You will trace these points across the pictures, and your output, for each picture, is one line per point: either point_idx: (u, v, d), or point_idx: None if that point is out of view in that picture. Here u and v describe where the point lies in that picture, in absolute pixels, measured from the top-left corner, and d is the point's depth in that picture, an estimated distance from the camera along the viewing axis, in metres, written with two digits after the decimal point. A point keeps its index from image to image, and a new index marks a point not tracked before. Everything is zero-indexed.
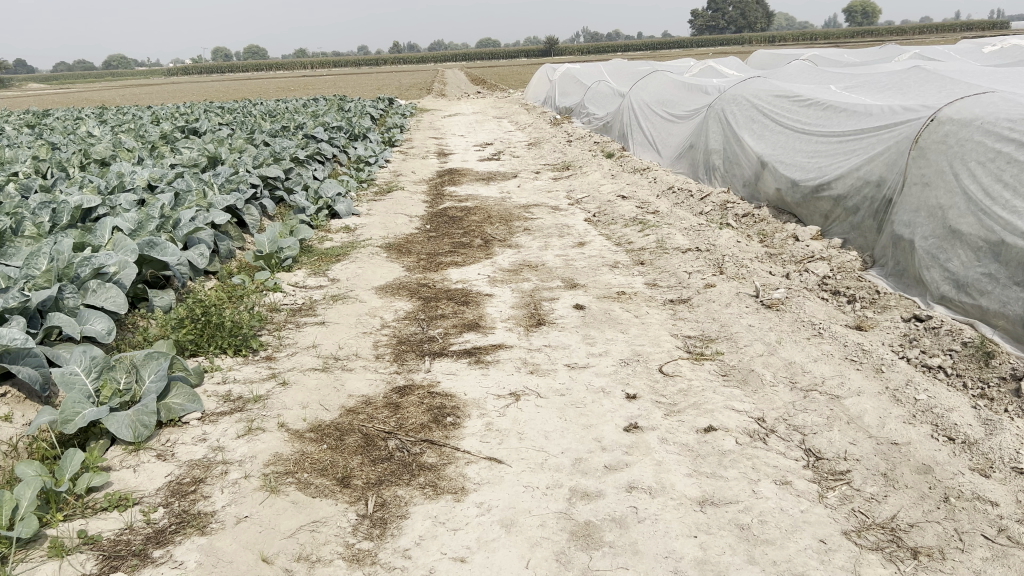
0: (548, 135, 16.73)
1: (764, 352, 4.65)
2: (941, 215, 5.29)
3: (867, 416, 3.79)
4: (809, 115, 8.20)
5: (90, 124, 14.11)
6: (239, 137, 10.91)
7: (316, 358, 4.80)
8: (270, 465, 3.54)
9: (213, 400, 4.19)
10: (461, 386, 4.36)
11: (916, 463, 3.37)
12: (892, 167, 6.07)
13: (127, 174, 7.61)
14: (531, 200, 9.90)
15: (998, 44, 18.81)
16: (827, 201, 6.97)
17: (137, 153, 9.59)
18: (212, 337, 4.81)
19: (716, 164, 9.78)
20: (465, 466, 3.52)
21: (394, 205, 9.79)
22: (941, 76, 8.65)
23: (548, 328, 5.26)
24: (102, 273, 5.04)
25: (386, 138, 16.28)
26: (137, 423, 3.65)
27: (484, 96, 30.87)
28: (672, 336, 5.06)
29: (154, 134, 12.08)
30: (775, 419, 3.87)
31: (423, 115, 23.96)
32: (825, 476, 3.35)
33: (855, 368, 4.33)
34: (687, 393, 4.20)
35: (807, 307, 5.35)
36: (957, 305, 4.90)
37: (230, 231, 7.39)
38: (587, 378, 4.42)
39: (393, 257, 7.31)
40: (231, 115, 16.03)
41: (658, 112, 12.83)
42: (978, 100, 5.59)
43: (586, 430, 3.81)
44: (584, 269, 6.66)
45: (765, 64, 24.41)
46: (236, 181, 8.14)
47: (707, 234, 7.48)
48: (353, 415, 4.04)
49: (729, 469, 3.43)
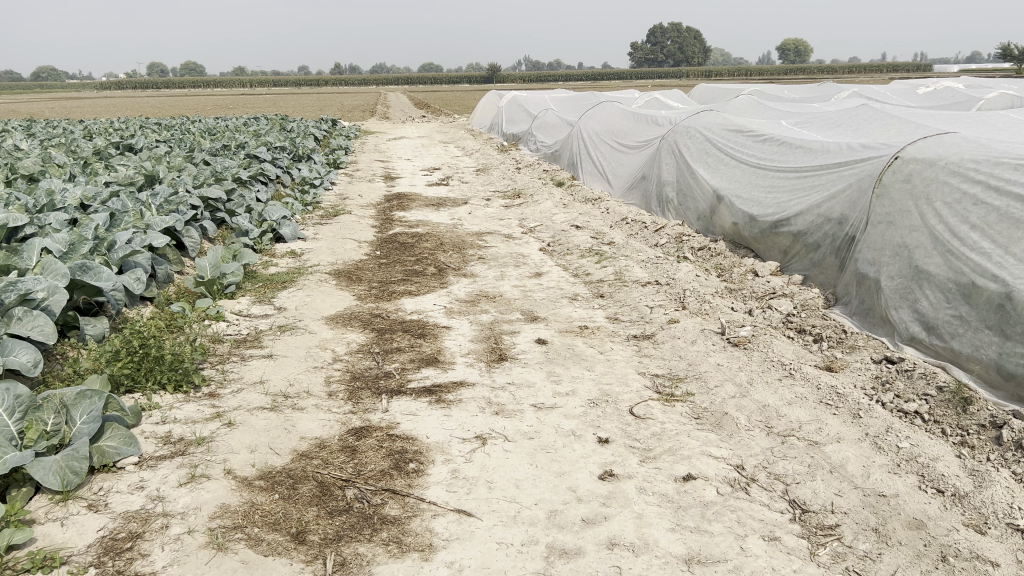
0: (496, 162, 16.60)
1: (735, 394, 4.49)
2: (907, 254, 5.24)
3: (850, 465, 3.65)
4: (764, 150, 8.19)
5: (18, 136, 13.47)
6: (179, 155, 10.49)
7: (264, 396, 4.47)
8: (216, 518, 3.22)
9: (151, 442, 3.83)
10: (422, 428, 4.08)
11: (906, 517, 3.23)
12: (854, 206, 6.03)
13: (57, 192, 7.18)
14: (484, 227, 9.70)
15: (931, 85, 19.43)
16: (787, 237, 6.93)
17: (69, 169, 9.11)
18: (150, 372, 4.44)
19: (670, 197, 9.73)
20: (431, 520, 3.25)
21: (342, 230, 9.49)
22: (891, 116, 8.76)
23: (510, 363, 5.04)
24: (29, 299, 4.65)
25: (331, 159, 15.94)
26: (65, 470, 3.31)
27: (430, 121, 30.69)
28: (640, 374, 4.88)
29: (87, 149, 11.58)
30: (755, 467, 3.70)
31: (368, 137, 23.63)
32: (814, 531, 3.18)
33: (832, 413, 4.20)
34: (661, 438, 4.00)
35: (775, 346, 5.23)
36: (927, 347, 4.83)
37: (169, 255, 7.00)
38: (556, 420, 4.19)
39: (343, 284, 7.01)
40: (168, 132, 15.50)
41: (608, 142, 12.79)
42: (940, 140, 5.59)
43: (559, 478, 3.58)
44: (543, 301, 6.47)
45: (706, 99, 24.90)
46: (176, 201, 7.75)
47: (665, 266, 7.36)
48: (305, 460, 3.74)
49: (714, 523, 3.23)
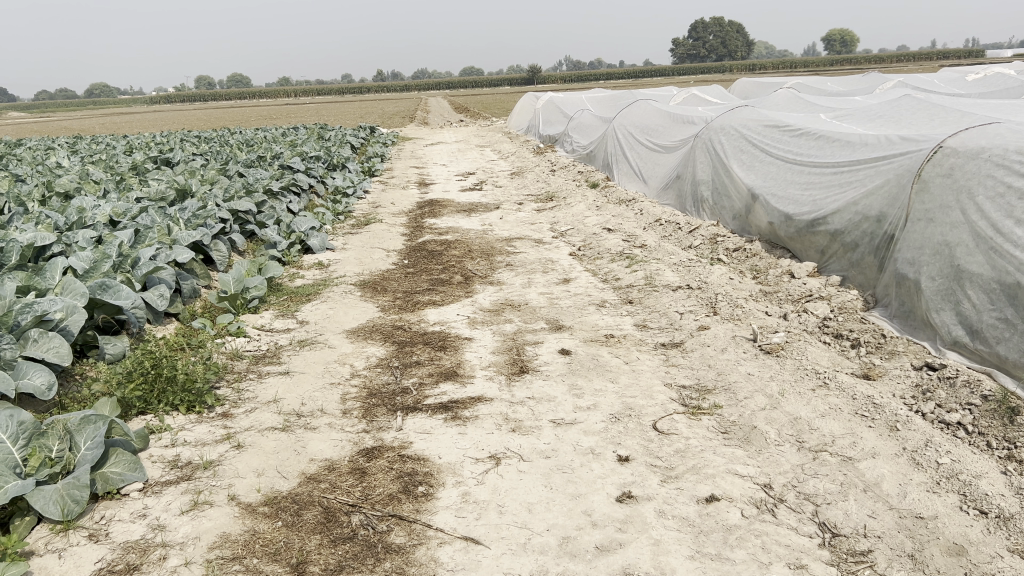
0: (532, 165, 16.45)
1: (765, 406, 4.27)
2: (948, 253, 4.96)
3: (885, 484, 3.41)
4: (801, 146, 7.91)
5: (61, 154, 13.71)
6: (211, 168, 10.50)
7: (277, 415, 4.37)
8: (215, 549, 3.11)
9: (158, 467, 3.75)
10: (435, 448, 3.94)
11: (946, 542, 2.99)
12: (893, 202, 5.75)
13: (88, 209, 7.17)
14: (514, 233, 9.54)
15: (981, 72, 18.83)
16: (824, 236, 6.66)
17: (103, 186, 9.15)
18: (162, 394, 4.38)
19: (704, 196, 9.46)
20: (437, 549, 3.11)
21: (371, 239, 9.41)
22: (935, 105, 8.41)
23: (531, 376, 4.88)
24: (46, 320, 4.61)
25: (365, 167, 15.92)
26: (66, 498, 3.23)
27: (468, 125, 30.62)
28: (665, 386, 4.68)
29: (125, 165, 11.67)
30: (783, 486, 3.48)
31: (406, 143, 23.64)
32: (844, 558, 2.97)
33: (867, 425, 3.95)
34: (685, 455, 3.81)
35: (809, 353, 4.98)
36: (972, 352, 4.56)
37: (196, 269, 6.96)
38: (574, 437, 4.02)
39: (368, 296, 6.92)
40: (206, 144, 15.62)
41: (643, 141, 12.55)
42: (984, 130, 5.29)
43: (574, 501, 3.41)
44: (569, 309, 6.29)
45: (747, 93, 24.49)
46: (204, 215, 7.71)
47: (697, 269, 7.12)
48: (313, 484, 3.62)
49: (736, 550, 3.04)
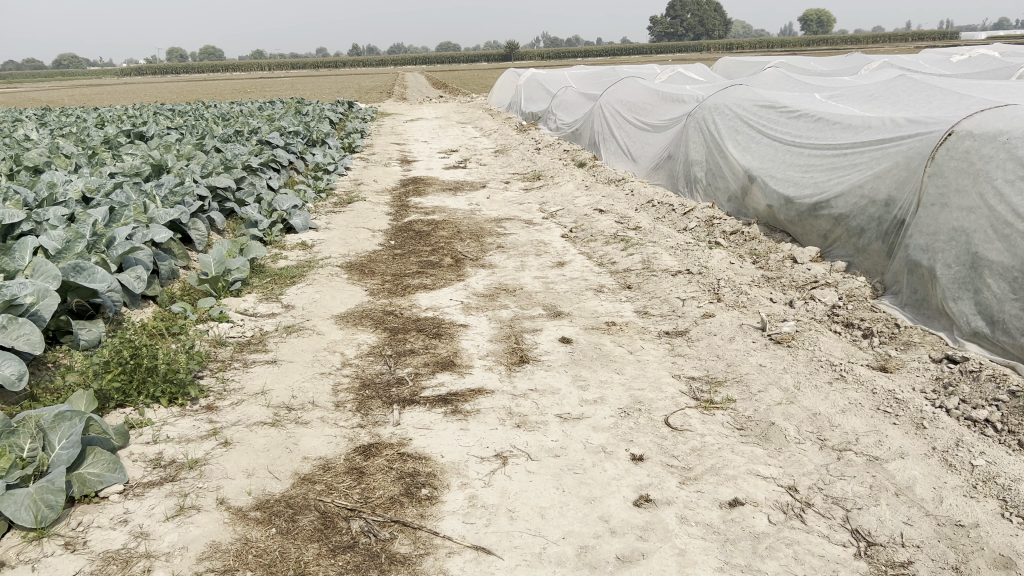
0: (516, 142, 16.14)
1: (782, 400, 4.07)
2: (964, 239, 4.78)
3: (919, 488, 3.23)
4: (799, 127, 7.70)
5: (30, 126, 13.20)
6: (188, 143, 10.11)
7: (265, 408, 4.11)
8: (204, 560, 2.87)
9: (139, 466, 3.49)
10: (436, 446, 3.70)
11: (991, 553, 2.83)
12: (903, 186, 5.56)
13: (59, 185, 6.78)
14: (503, 213, 9.27)
15: (966, 52, 18.76)
16: (827, 221, 6.46)
17: (75, 160, 8.73)
18: (142, 385, 4.10)
19: (698, 177, 9.23)
20: (446, 559, 2.88)
21: (356, 218, 9.11)
22: (933, 87, 8.22)
23: (532, 367, 4.65)
24: (15, 305, 4.28)
25: (345, 144, 15.52)
26: (39, 504, 2.95)
27: (447, 101, 30.20)
28: (674, 377, 4.47)
29: (96, 139, 11.22)
30: (809, 489, 3.28)
31: (385, 120, 23.18)
32: (883, 570, 2.79)
33: (892, 423, 3.78)
34: (701, 454, 3.60)
35: (822, 343, 4.79)
36: (993, 344, 4.40)
37: (174, 249, 6.62)
38: (584, 433, 3.80)
39: (355, 278, 6.64)
40: (181, 119, 15.13)
41: (631, 119, 12.29)
42: (1000, 112, 5.10)
43: (589, 506, 3.19)
44: (566, 294, 6.05)
45: (730, 70, 24.35)
46: (182, 192, 7.36)
47: (696, 253, 6.90)
48: (307, 486, 3.37)
49: (768, 560, 2.84)
